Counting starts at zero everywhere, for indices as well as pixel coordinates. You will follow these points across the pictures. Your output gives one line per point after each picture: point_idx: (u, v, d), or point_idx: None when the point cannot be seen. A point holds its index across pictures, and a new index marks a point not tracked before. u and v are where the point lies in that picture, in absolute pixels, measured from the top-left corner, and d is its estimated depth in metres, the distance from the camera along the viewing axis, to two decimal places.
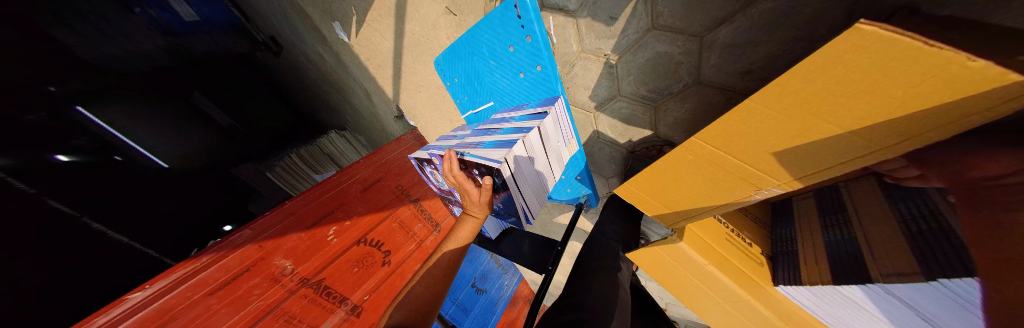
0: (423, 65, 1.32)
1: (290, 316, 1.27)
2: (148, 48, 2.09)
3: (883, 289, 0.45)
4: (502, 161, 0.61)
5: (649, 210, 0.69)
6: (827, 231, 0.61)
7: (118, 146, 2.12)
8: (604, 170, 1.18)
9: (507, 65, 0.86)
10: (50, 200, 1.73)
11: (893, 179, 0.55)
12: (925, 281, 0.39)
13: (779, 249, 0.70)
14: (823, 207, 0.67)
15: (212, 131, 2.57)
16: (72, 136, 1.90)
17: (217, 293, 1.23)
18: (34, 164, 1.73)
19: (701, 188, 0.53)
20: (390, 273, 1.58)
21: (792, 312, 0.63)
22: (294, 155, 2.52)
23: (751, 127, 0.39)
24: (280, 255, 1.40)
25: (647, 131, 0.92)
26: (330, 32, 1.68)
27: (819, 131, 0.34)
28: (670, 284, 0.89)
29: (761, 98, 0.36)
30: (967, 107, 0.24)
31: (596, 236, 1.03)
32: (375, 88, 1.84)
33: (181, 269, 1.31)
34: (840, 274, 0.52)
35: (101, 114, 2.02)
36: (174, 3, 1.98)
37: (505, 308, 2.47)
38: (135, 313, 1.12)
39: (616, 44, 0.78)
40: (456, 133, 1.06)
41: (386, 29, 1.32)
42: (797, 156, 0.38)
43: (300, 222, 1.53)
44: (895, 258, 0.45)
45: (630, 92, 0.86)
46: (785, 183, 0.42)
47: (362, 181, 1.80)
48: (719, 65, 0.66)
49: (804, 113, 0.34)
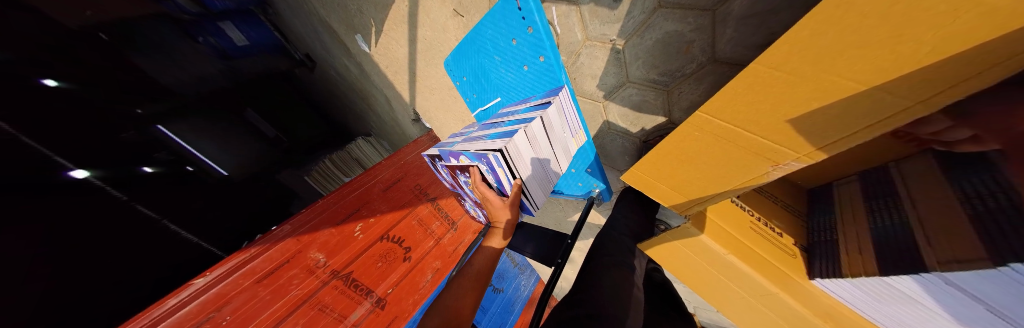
0: (435, 68, 1.38)
1: (323, 306, 1.39)
2: (208, 71, 2.47)
3: (942, 280, 0.38)
4: (501, 149, 0.62)
5: (660, 197, 0.66)
6: (874, 217, 0.54)
7: (189, 158, 2.41)
8: (617, 162, 1.14)
9: (511, 59, 0.88)
10: (137, 205, 2.09)
11: (947, 147, 0.48)
12: (991, 268, 0.32)
13: (816, 239, 0.62)
14: (868, 191, 0.59)
15: (261, 142, 2.79)
16: (154, 150, 2.22)
17: (263, 281, 1.38)
18: (124, 174, 2.08)
19: (715, 169, 0.50)
20: (411, 269, 1.66)
21: (832, 308, 0.56)
22: (328, 160, 2.82)
23: (759, 94, 0.36)
24: (314, 249, 1.53)
25: (659, 118, 0.87)
26: (353, 44, 1.83)
27: (835, 91, 0.30)
28: (691, 279, 0.83)
29: (766, 59, 0.33)
30: (1013, 46, 0.19)
31: (607, 231, 1.00)
32: (394, 93, 1.96)
33: (234, 259, 1.49)
34: (889, 264, 0.46)
35: (175, 130, 2.34)
36: (229, 30, 2.50)
37: (523, 309, 2.46)
38: (200, 296, 1.30)
39: (621, 28, 0.76)
40: (465, 130, 1.09)
41: (401, 36, 1.41)
42: (815, 120, 0.34)
43: (331, 218, 1.65)
44: (954, 243, 0.39)
45: (640, 77, 0.82)
46: (805, 155, 0.38)
47: (384, 181, 1.91)
48: (736, 39, 0.61)
49: (817, 71, 0.30)
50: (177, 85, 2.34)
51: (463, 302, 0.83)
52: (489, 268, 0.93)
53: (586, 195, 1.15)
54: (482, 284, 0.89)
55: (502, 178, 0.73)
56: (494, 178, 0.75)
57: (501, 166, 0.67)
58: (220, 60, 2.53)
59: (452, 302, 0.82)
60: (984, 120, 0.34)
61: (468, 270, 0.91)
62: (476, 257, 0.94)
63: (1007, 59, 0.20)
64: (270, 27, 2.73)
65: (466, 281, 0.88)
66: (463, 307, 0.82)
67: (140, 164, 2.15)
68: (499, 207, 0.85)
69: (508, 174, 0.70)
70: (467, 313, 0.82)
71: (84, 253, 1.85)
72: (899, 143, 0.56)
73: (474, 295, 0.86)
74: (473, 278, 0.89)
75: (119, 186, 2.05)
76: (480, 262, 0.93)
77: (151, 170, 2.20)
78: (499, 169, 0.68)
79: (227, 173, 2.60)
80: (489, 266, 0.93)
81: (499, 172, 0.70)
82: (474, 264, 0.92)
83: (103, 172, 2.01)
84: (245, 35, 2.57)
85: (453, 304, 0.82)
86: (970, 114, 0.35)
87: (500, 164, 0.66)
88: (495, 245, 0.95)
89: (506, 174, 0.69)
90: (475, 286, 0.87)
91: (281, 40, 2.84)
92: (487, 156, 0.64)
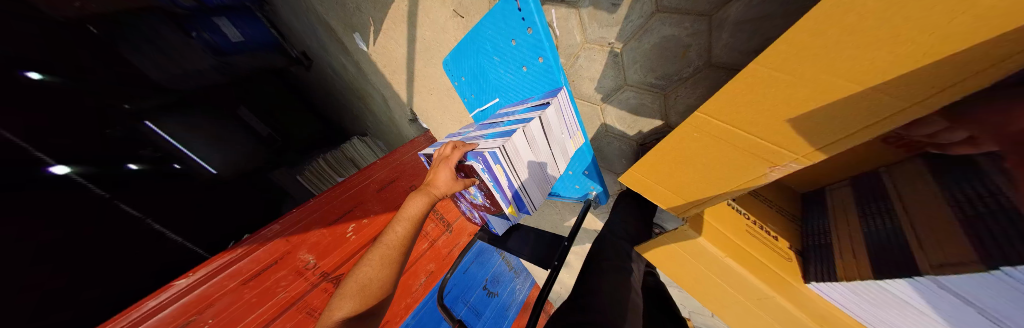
0: (433, 68, 1.37)
1: (312, 309, 1.36)
2: (202, 67, 2.49)
3: (937, 283, 0.39)
4: (498, 147, 0.62)
5: (659, 199, 0.66)
6: (866, 221, 0.55)
7: (177, 155, 2.50)
8: (614, 165, 1.14)
9: (510, 59, 0.88)
10: (119, 203, 2.17)
11: (942, 151, 0.48)
12: (985, 271, 0.33)
13: (810, 242, 0.63)
14: (861, 195, 0.59)
15: (253, 139, 2.90)
16: (142, 147, 2.32)
17: (249, 283, 1.34)
18: (109, 170, 2.16)
19: (711, 170, 0.50)
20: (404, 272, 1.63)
21: (828, 312, 0.56)
22: (322, 160, 2.82)
23: (759, 94, 0.36)
24: (304, 250, 1.49)
25: (656, 121, 0.88)
26: (351, 42, 1.81)
27: (832, 92, 0.30)
28: (686, 283, 0.83)
29: (767, 59, 0.33)
30: (1012, 46, 0.20)
31: (604, 235, 0.99)
32: (391, 93, 1.93)
33: (220, 260, 1.45)
34: (884, 267, 0.46)
35: (165, 128, 2.41)
36: (223, 26, 2.42)
37: (516, 313, 2.43)
38: (183, 296, 1.26)
39: (620, 32, 0.77)
40: (462, 131, 1.08)
41: (400, 36, 1.40)
42: (815, 121, 0.34)
43: (322, 219, 1.62)
44: (947, 246, 0.39)
45: (637, 81, 0.83)
46: (803, 157, 0.38)
47: (378, 181, 1.87)
48: (732, 45, 0.62)
49: (817, 71, 0.30)
50: (170, 81, 2.39)
51: (374, 275, 0.72)
52: (411, 238, 0.79)
53: (583, 198, 1.15)
54: (400, 258, 0.76)
55: (496, 180, 0.71)
56: (486, 177, 0.72)
57: (497, 164, 0.65)
58: (214, 56, 2.51)
59: (363, 274, 0.71)
60: (985, 125, 0.34)
61: (386, 240, 0.77)
62: (397, 226, 0.78)
63: (1003, 60, 0.20)
64: (266, 24, 2.67)
65: (380, 253, 0.74)
66: (372, 280, 0.71)
67: (127, 161, 2.24)
68: (442, 166, 0.76)
69: (506, 172, 0.68)
70: (376, 287, 0.71)
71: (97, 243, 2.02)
72: (888, 148, 0.57)
73: (388, 268, 0.73)
74: (392, 249, 0.75)
75: (99, 183, 2.12)
76: (395, 234, 0.77)
77: (137, 167, 2.30)
78: (495, 167, 0.66)
79: (216, 171, 2.73)
80: (410, 236, 0.78)
81: (496, 171, 0.68)
82: (394, 233, 0.77)
83: (83, 168, 2.06)
84: (240, 32, 2.50)
85: (363, 276, 0.71)
86: (969, 119, 0.35)
87: (497, 161, 0.64)
88: (411, 216, 0.79)
89: (502, 172, 0.68)
90: (392, 258, 0.74)
91: (278, 37, 2.81)
92: (483, 153, 0.63)
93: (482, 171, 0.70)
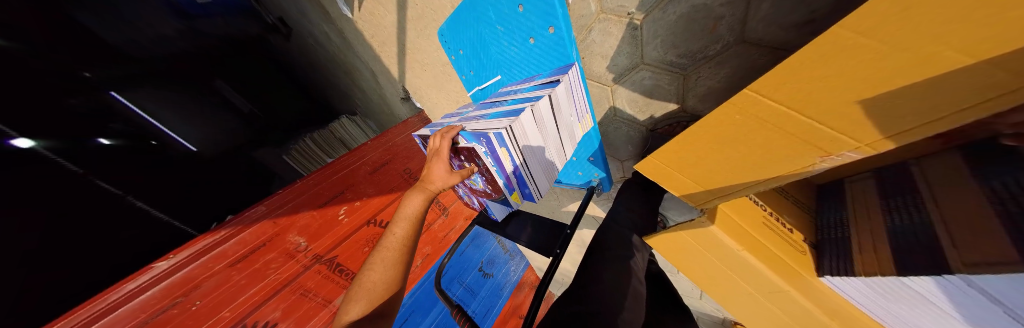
0: (428, 39, 1.24)
1: (305, 290, 1.35)
2: (167, 31, 2.28)
3: (966, 282, 0.36)
4: (505, 127, 0.55)
5: (675, 187, 0.62)
6: (892, 215, 0.52)
7: (151, 132, 2.43)
8: (619, 152, 1.09)
9: (516, 29, 0.78)
10: (96, 180, 2.17)
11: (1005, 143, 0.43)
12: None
13: (826, 236, 0.61)
14: (887, 189, 0.57)
15: (236, 117, 2.78)
16: (110, 120, 2.22)
17: (236, 265, 1.30)
18: (79, 146, 2.13)
19: (746, 157, 0.46)
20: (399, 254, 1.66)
21: (840, 307, 0.55)
22: (308, 139, 2.69)
23: (827, 67, 0.30)
24: (293, 232, 1.44)
25: (672, 105, 0.82)
26: (334, 7, 1.62)
27: (933, 64, 0.24)
28: (692, 271, 0.83)
29: (853, 20, 0.27)
30: None
31: (606, 223, 0.96)
32: (381, 68, 1.76)
33: (203, 241, 1.38)
34: (908, 264, 0.44)
35: (131, 98, 2.29)
36: None
37: (511, 293, 2.50)
38: (164, 279, 1.21)
39: (641, 0, 0.68)
40: (461, 111, 1.00)
41: (389, 0, 1.25)
42: (891, 104, 0.28)
43: (312, 201, 1.55)
44: (981, 243, 0.36)
45: (656, 59, 0.76)
46: (864, 146, 0.33)
47: (371, 163, 1.78)
48: (772, 17, 0.55)
49: (915, 37, 0.24)
50: (128, 45, 2.18)
51: (379, 277, 0.67)
52: (412, 238, 0.74)
53: (587, 185, 1.11)
54: (405, 257, 0.71)
55: (499, 166, 0.67)
56: (490, 162, 0.67)
57: (504, 146, 0.59)
58: (177, 19, 2.28)
59: (366, 278, 0.66)
60: None
61: (386, 243, 0.72)
62: (395, 227, 0.73)
63: None
64: None
65: (383, 255, 0.69)
66: (377, 283, 0.66)
67: (95, 136, 2.19)
68: (435, 160, 0.72)
69: (511, 156, 0.63)
70: (380, 289, 0.66)
71: (77, 220, 2.06)
72: (927, 140, 0.54)
73: (393, 269, 0.69)
74: (393, 251, 0.70)
75: (67, 157, 2.09)
76: (396, 233, 0.72)
77: (108, 143, 2.24)
78: (501, 150, 0.61)
79: (195, 149, 2.63)
80: (412, 236, 0.73)
81: (501, 155, 0.62)
82: (394, 235, 0.72)
83: (48, 142, 2.01)
84: None
85: (366, 281, 0.66)
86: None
87: (493, 147, 0.60)
88: (410, 217, 0.73)
89: (508, 156, 0.63)
90: (396, 260, 0.69)
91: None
92: (487, 134, 0.57)
93: (485, 155, 0.65)
